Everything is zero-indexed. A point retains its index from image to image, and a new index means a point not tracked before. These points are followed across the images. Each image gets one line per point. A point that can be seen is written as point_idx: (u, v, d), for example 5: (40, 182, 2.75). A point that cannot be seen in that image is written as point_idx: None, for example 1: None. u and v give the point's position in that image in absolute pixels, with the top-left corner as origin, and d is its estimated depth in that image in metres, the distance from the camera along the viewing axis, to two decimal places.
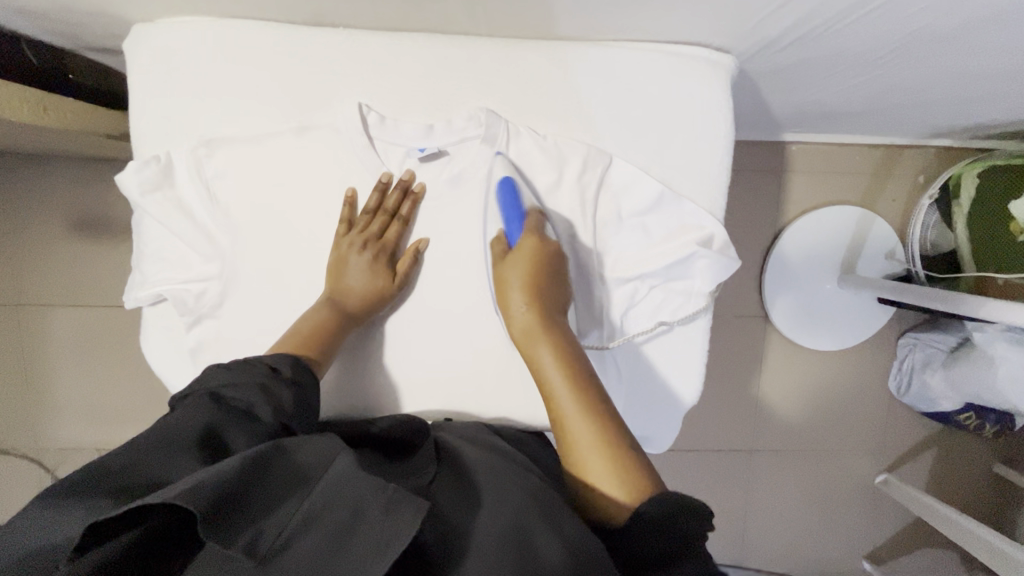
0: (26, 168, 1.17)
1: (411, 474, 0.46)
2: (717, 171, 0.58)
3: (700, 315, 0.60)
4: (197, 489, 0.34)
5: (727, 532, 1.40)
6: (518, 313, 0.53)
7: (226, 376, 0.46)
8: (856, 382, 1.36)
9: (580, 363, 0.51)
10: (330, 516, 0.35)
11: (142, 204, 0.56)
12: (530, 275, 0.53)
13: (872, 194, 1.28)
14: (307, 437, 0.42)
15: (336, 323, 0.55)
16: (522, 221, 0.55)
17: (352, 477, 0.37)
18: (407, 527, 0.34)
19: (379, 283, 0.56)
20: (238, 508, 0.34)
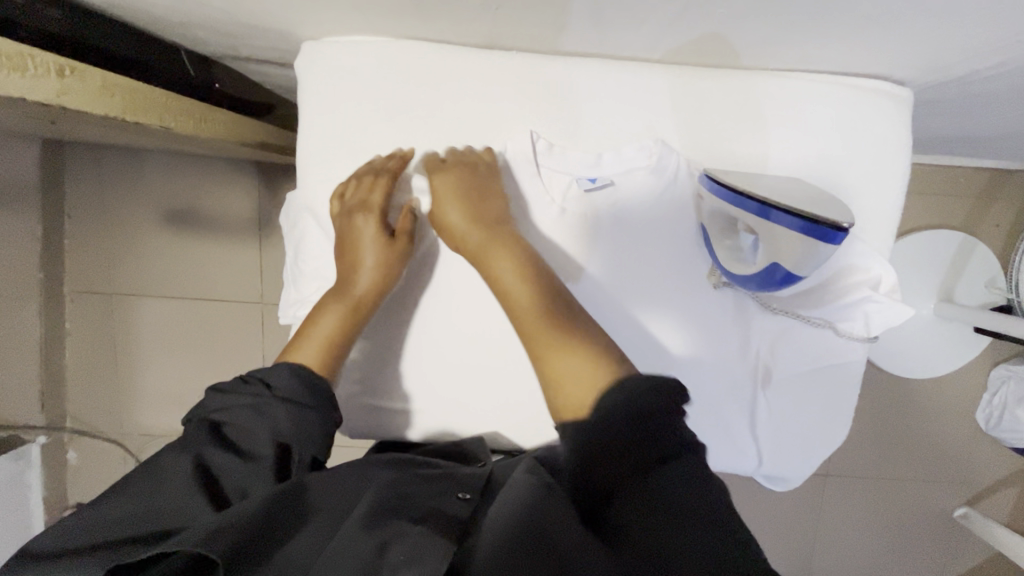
0: (125, 162, 1.20)
1: (451, 492, 0.46)
2: (890, 209, 0.56)
3: (856, 359, 0.58)
4: (213, 536, 0.36)
5: (794, 558, 1.37)
6: (462, 232, 0.53)
7: (222, 400, 0.49)
8: (939, 412, 1.31)
9: (548, 288, 0.50)
10: (351, 551, 0.37)
11: (314, 222, 0.58)
12: (461, 196, 0.53)
13: (975, 219, 1.22)
14: (327, 477, 0.47)
15: (354, 325, 0.55)
16: (768, 285, 0.51)
17: (362, 532, 0.38)
18: (433, 561, 0.35)
19: (385, 255, 0.56)
20: (251, 554, 0.36)
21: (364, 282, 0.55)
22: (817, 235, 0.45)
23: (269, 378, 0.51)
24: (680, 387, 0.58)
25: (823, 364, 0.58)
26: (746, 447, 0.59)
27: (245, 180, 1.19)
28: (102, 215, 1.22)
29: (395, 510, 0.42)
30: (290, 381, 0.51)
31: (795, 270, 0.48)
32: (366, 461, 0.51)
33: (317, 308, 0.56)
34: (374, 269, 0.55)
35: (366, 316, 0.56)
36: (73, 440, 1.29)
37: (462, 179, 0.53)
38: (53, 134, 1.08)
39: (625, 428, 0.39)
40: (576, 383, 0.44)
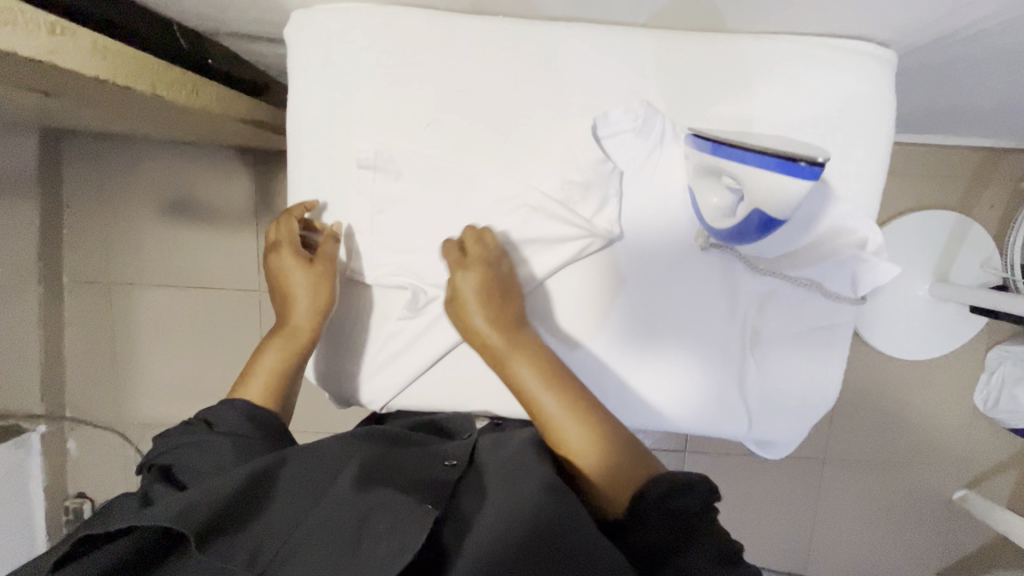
0: (122, 151, 1.20)
1: (439, 463, 0.51)
2: (876, 170, 0.56)
3: (843, 321, 0.58)
4: (190, 511, 0.42)
5: (793, 542, 1.36)
6: (484, 332, 0.54)
7: (181, 438, 0.53)
8: (937, 395, 1.31)
9: (560, 370, 0.54)
10: (332, 527, 0.43)
11: (303, 190, 0.58)
12: (484, 293, 0.54)
13: (970, 200, 1.22)
14: (313, 446, 0.51)
15: (293, 356, 0.59)
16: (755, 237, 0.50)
17: (354, 496, 0.45)
18: (413, 535, 0.41)
19: (306, 285, 0.58)
20: (231, 524, 0.43)
21: (294, 316, 0.58)
22: (776, 167, 0.45)
23: (212, 416, 0.55)
24: (669, 349, 0.58)
25: (813, 325, 0.58)
26: (734, 410, 0.60)
27: (241, 168, 1.20)
28: (101, 205, 1.22)
29: (382, 478, 0.47)
30: (236, 420, 0.54)
31: (773, 212, 0.47)
32: (345, 437, 0.54)
33: (261, 347, 0.61)
34: (298, 300, 0.58)
35: (306, 346, 0.59)
36: (73, 430, 1.29)
37: (490, 271, 0.54)
38: (50, 122, 1.08)
39: (677, 525, 0.44)
40: (620, 484, 0.48)
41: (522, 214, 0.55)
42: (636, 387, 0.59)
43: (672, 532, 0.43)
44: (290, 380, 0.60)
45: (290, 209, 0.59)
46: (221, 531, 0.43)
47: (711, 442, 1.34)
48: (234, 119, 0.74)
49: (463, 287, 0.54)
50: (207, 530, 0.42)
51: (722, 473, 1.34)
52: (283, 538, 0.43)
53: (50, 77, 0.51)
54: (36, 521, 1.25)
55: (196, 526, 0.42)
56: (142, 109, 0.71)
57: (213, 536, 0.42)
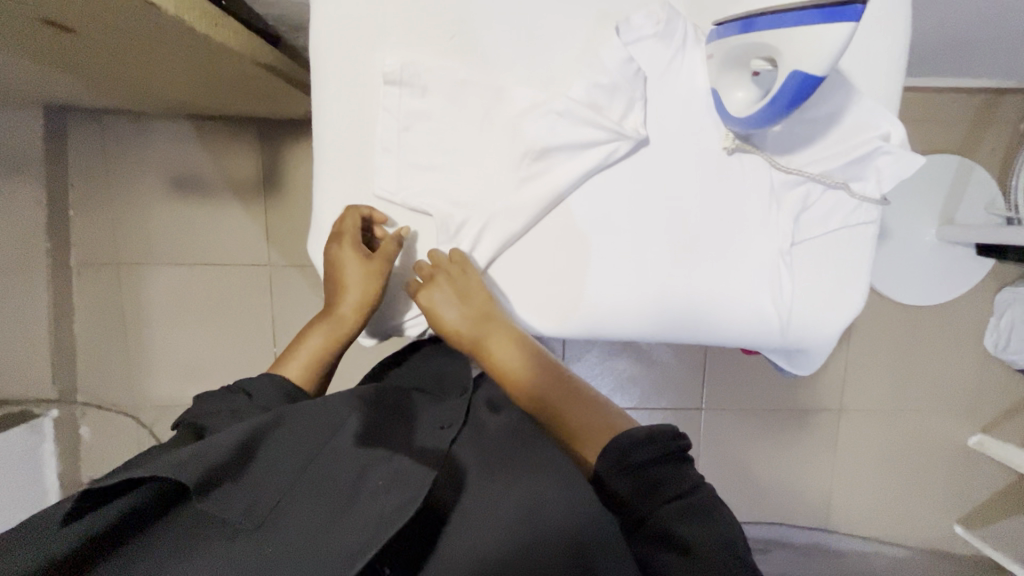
0: (128, 127, 1.20)
1: (437, 426, 0.51)
2: (894, 66, 0.57)
3: (870, 220, 0.59)
4: (187, 461, 0.41)
5: (813, 495, 1.37)
6: (455, 326, 0.59)
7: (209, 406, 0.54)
8: (948, 341, 1.32)
9: (534, 348, 0.58)
10: (334, 485, 0.43)
11: (327, 108, 0.58)
12: (446, 291, 0.58)
13: (971, 144, 1.24)
14: (315, 404, 0.50)
15: (337, 340, 0.64)
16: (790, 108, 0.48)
17: (350, 455, 0.44)
18: (411, 490, 0.41)
19: (360, 284, 0.61)
20: (228, 475, 0.42)
21: (342, 309, 0.62)
22: (816, 18, 0.43)
23: (253, 389, 0.57)
24: (700, 256, 0.59)
25: (841, 224, 0.59)
26: (767, 315, 0.60)
27: (249, 142, 1.20)
28: (108, 184, 1.22)
29: (382, 439, 0.47)
30: (269, 391, 0.57)
31: (811, 72, 0.45)
32: (346, 393, 0.52)
33: (309, 326, 0.65)
34: (351, 294, 0.61)
35: (349, 333, 0.63)
36: (84, 415, 1.26)
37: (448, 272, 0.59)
38: (55, 97, 1.08)
39: (634, 484, 0.44)
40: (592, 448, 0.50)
41: (549, 119, 0.55)
42: (669, 295, 0.59)
43: (633, 491, 0.44)
44: (328, 362, 0.64)
45: (349, 212, 0.60)
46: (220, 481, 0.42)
47: (728, 400, 1.34)
48: (249, 63, 0.74)
49: (433, 297, 0.59)
50: (205, 480, 0.41)
51: (740, 429, 1.35)
52: (280, 495, 0.43)
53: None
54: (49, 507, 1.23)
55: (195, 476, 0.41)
56: (158, 56, 0.72)
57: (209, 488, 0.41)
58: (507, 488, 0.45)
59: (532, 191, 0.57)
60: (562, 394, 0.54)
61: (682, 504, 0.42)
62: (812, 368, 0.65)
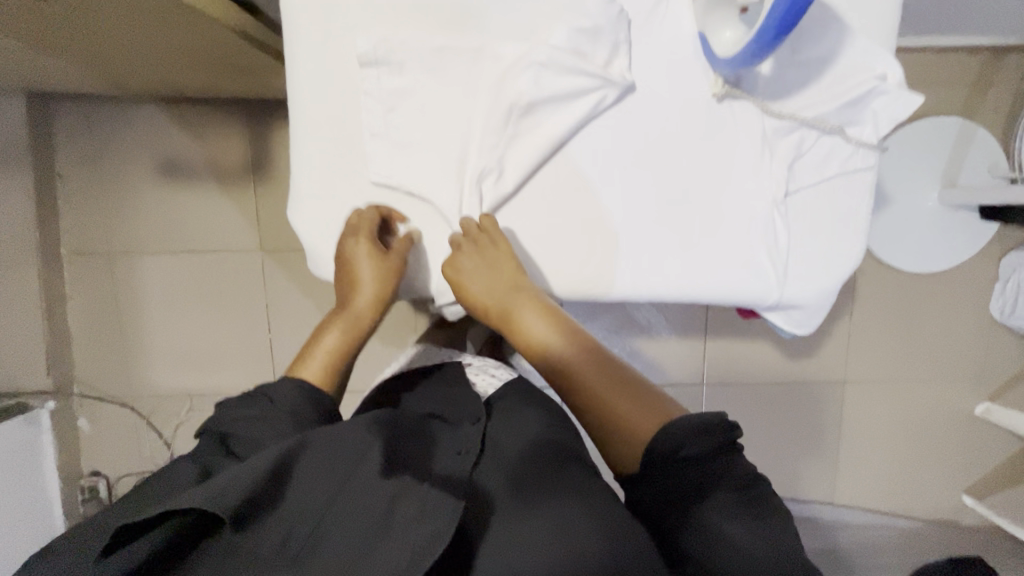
0: (113, 114, 1.18)
1: (455, 449, 0.49)
2: (892, 5, 0.54)
3: (868, 167, 0.57)
4: (220, 494, 0.39)
5: (817, 469, 1.35)
6: (484, 298, 0.57)
7: (237, 410, 0.50)
8: (952, 308, 1.30)
9: (564, 321, 0.56)
10: (368, 514, 0.39)
11: (295, 66, 0.55)
12: (475, 262, 0.56)
13: (973, 104, 1.21)
14: (342, 425, 0.45)
15: (354, 341, 0.61)
16: (782, 33, 0.45)
17: (378, 484, 0.40)
18: (444, 523, 0.39)
19: (382, 281, 0.58)
20: (264, 504, 0.40)
21: (360, 305, 0.60)
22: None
23: (273, 392, 0.53)
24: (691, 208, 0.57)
25: (836, 172, 0.56)
26: (765, 269, 0.58)
27: (236, 126, 1.19)
28: (96, 172, 1.20)
29: (410, 462, 0.44)
30: (291, 394, 0.53)
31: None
32: (365, 416, 0.47)
33: (319, 330, 0.61)
34: (371, 290, 0.59)
35: (364, 331, 0.62)
36: (83, 407, 1.27)
37: (476, 246, 0.56)
38: (37, 84, 1.06)
39: (679, 482, 0.43)
40: (636, 422, 0.48)
41: (531, 73, 0.53)
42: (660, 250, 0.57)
43: (678, 488, 0.43)
44: (346, 366, 0.60)
45: (366, 209, 0.57)
46: (255, 512, 0.40)
47: (730, 374, 1.32)
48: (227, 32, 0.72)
49: (462, 261, 0.56)
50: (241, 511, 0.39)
51: (742, 404, 1.33)
52: (314, 524, 0.39)
53: None
54: (51, 499, 1.23)
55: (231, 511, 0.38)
56: (132, 27, 0.70)
57: (245, 521, 0.39)
58: (542, 508, 0.42)
59: (519, 147, 0.55)
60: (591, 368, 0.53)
61: (733, 503, 0.41)
62: (812, 326, 0.64)
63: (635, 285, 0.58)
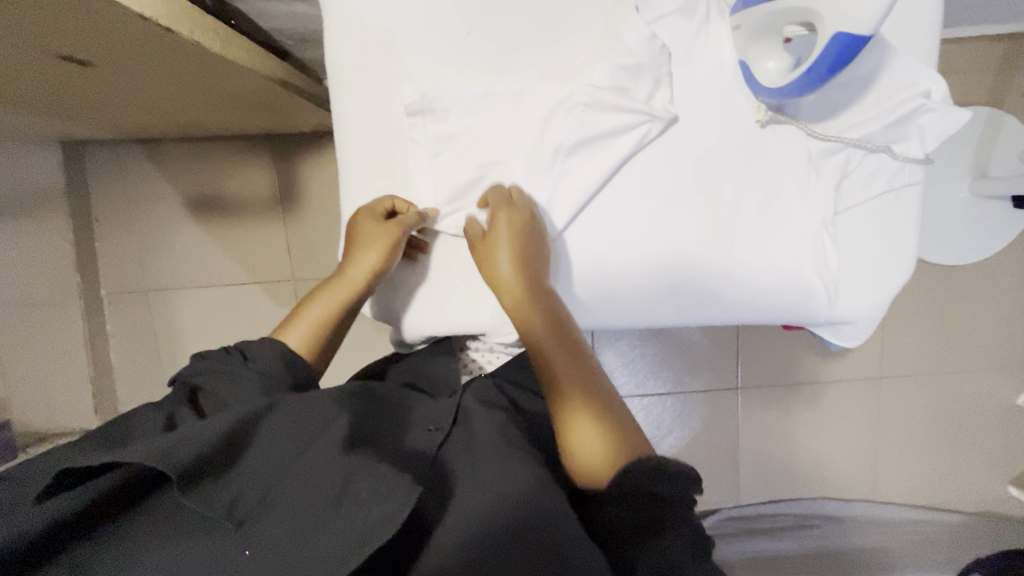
0: (144, 155, 1.21)
1: (426, 428, 0.50)
2: (931, 22, 0.54)
3: (915, 183, 0.57)
4: (176, 447, 0.40)
5: (858, 467, 1.34)
6: (504, 267, 0.53)
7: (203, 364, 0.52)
8: (988, 297, 1.28)
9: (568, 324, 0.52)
10: (320, 486, 0.41)
11: (346, 118, 0.57)
12: (516, 233, 0.53)
13: (999, 92, 1.19)
14: (312, 396, 0.48)
15: (340, 311, 0.58)
16: (831, 72, 0.47)
17: (336, 459, 0.42)
18: (397, 503, 0.39)
19: (371, 245, 0.56)
20: (213, 468, 0.40)
21: (350, 273, 0.58)
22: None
23: (250, 350, 0.53)
24: (738, 223, 0.57)
25: (885, 188, 0.56)
26: (814, 286, 0.58)
27: (263, 160, 1.21)
28: (130, 213, 1.23)
29: (370, 442, 0.45)
30: (271, 359, 0.53)
31: (860, 32, 0.44)
32: (331, 391, 0.50)
33: (314, 294, 0.60)
34: (359, 253, 0.57)
35: (351, 302, 0.58)
36: None
37: (523, 219, 0.54)
38: (73, 133, 1.09)
39: (639, 510, 0.41)
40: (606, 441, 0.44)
41: (576, 113, 0.54)
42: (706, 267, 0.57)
43: (634, 517, 0.41)
44: (330, 336, 0.59)
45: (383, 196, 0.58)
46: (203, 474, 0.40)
47: (763, 376, 1.31)
48: (263, 80, 0.73)
49: (501, 226, 0.53)
50: (190, 469, 0.39)
51: (778, 405, 1.32)
52: (267, 489, 0.41)
53: (91, 28, 0.50)
54: None
55: (180, 468, 0.38)
56: (171, 82, 0.72)
57: (192, 482, 0.39)
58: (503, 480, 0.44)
59: (566, 185, 0.56)
60: (580, 378, 0.48)
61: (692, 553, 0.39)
62: (858, 339, 0.63)
63: (689, 312, 0.58)
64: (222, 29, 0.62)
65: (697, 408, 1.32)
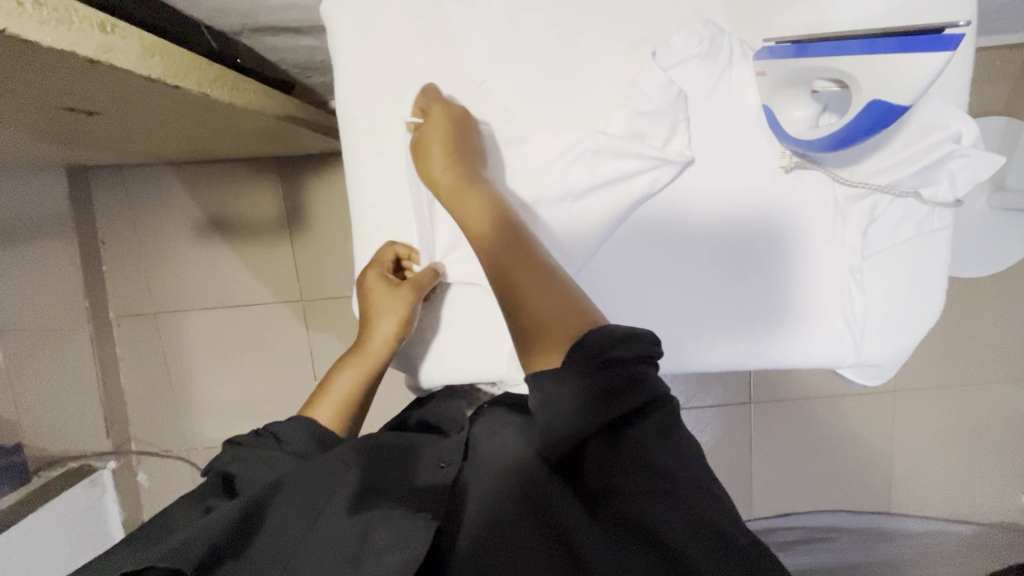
0: (149, 178, 1.20)
1: (435, 465, 0.48)
2: (964, 62, 0.52)
3: (944, 226, 0.55)
4: (191, 541, 0.38)
5: (872, 479, 1.33)
6: (441, 174, 0.51)
7: (234, 452, 0.49)
8: (1005, 309, 1.26)
9: (512, 213, 0.49)
10: (336, 545, 0.40)
11: (356, 167, 0.56)
12: (445, 131, 0.50)
13: (1018, 101, 1.16)
14: (323, 457, 0.47)
15: (367, 378, 0.57)
16: (862, 135, 0.47)
17: (347, 520, 0.41)
18: (415, 549, 0.39)
19: (390, 304, 0.55)
20: (229, 556, 0.39)
21: (371, 338, 0.56)
22: (907, 49, 0.41)
23: (282, 432, 0.51)
24: (765, 261, 0.56)
25: (913, 234, 0.55)
26: (837, 329, 0.57)
27: (268, 181, 1.20)
28: (138, 236, 1.23)
29: (384, 493, 0.44)
30: (302, 438, 0.50)
31: (895, 101, 0.43)
32: (343, 445, 0.49)
33: (336, 365, 0.58)
34: (379, 313, 0.56)
35: (376, 369, 0.57)
36: (140, 463, 1.29)
37: (448, 112, 0.51)
38: (78, 160, 1.08)
39: (597, 407, 0.36)
40: (552, 326, 0.40)
41: (583, 161, 0.52)
42: (722, 306, 0.56)
43: (592, 413, 0.37)
44: (359, 406, 0.57)
45: (384, 245, 0.57)
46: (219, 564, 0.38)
47: (776, 391, 1.30)
48: (272, 117, 0.72)
49: (432, 123, 0.50)
50: (203, 564, 0.37)
51: (791, 419, 1.31)
52: (285, 562, 0.39)
53: (96, 88, 0.48)
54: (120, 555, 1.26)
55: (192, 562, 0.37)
56: (179, 123, 0.70)
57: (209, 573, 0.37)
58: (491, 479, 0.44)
59: (576, 229, 0.54)
60: (529, 265, 0.44)
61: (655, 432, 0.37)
62: (881, 377, 0.62)
63: (712, 360, 0.57)
64: (227, 73, 0.60)
65: (708, 423, 1.31)
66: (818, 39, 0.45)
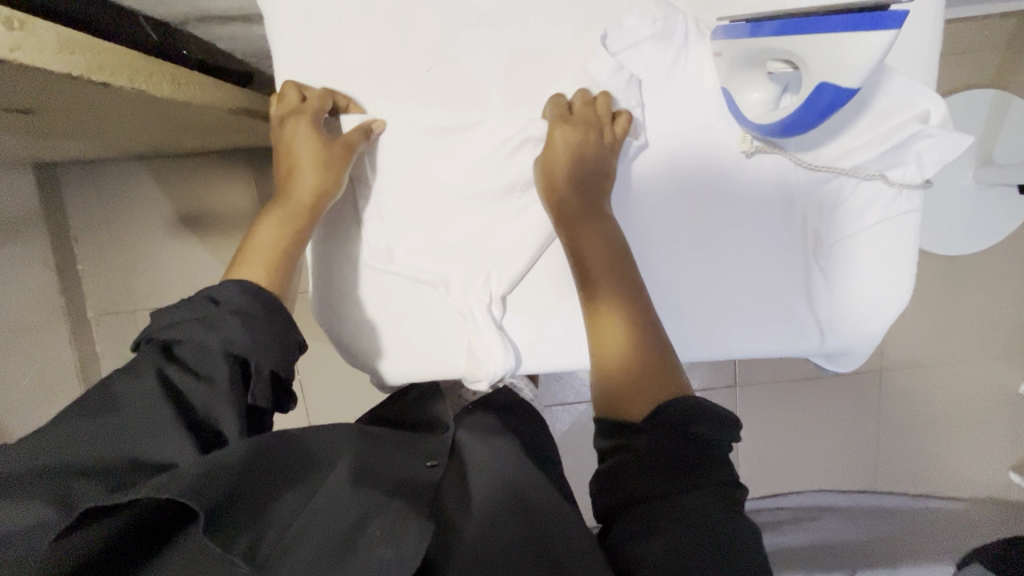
0: (121, 174, 1.18)
1: (423, 461, 0.48)
2: (931, 36, 0.50)
3: (913, 211, 0.53)
4: (203, 481, 0.34)
5: (859, 458, 1.34)
6: (564, 192, 0.50)
7: (178, 312, 0.45)
8: (990, 285, 1.25)
9: (625, 255, 0.50)
10: (332, 525, 0.38)
11: None
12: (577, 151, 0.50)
13: (1005, 72, 1.13)
14: (311, 428, 0.47)
15: (293, 230, 0.52)
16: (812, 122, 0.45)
17: (350, 495, 0.40)
18: (411, 544, 0.37)
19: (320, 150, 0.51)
20: (241, 506, 0.35)
21: (298, 189, 0.51)
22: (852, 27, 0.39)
23: (221, 294, 0.47)
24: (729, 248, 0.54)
25: (880, 219, 0.53)
26: (804, 318, 0.55)
27: (241, 173, 1.18)
28: (112, 233, 1.21)
29: (378, 479, 0.43)
30: (240, 298, 0.47)
31: (843, 84, 0.41)
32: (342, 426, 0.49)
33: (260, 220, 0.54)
34: (307, 164, 0.51)
35: (303, 219, 0.52)
36: None
37: (587, 130, 0.49)
38: (43, 159, 1.06)
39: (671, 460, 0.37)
40: (647, 392, 0.42)
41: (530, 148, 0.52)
42: (683, 299, 0.54)
43: (668, 460, 0.37)
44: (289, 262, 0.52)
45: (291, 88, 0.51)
46: (230, 506, 0.35)
47: (762, 373, 1.30)
48: (229, 111, 0.70)
49: (560, 137, 0.50)
50: (217, 506, 0.34)
51: (778, 400, 1.31)
52: (288, 527, 0.36)
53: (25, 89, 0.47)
54: None
55: (211, 505, 0.33)
56: (130, 120, 0.68)
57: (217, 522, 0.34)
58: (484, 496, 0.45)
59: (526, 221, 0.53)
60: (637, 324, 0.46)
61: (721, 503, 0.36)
62: (850, 365, 0.60)
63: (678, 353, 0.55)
64: (168, 69, 0.58)
65: None
66: (766, 19, 0.43)
